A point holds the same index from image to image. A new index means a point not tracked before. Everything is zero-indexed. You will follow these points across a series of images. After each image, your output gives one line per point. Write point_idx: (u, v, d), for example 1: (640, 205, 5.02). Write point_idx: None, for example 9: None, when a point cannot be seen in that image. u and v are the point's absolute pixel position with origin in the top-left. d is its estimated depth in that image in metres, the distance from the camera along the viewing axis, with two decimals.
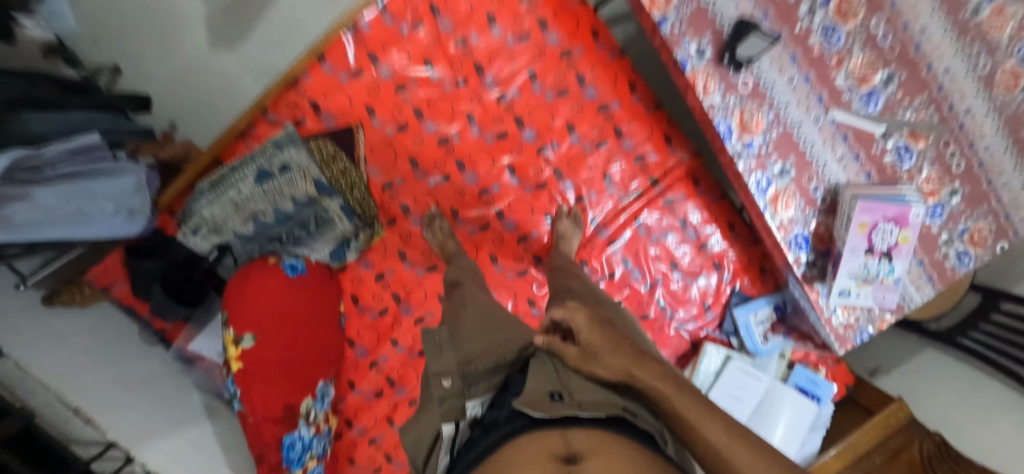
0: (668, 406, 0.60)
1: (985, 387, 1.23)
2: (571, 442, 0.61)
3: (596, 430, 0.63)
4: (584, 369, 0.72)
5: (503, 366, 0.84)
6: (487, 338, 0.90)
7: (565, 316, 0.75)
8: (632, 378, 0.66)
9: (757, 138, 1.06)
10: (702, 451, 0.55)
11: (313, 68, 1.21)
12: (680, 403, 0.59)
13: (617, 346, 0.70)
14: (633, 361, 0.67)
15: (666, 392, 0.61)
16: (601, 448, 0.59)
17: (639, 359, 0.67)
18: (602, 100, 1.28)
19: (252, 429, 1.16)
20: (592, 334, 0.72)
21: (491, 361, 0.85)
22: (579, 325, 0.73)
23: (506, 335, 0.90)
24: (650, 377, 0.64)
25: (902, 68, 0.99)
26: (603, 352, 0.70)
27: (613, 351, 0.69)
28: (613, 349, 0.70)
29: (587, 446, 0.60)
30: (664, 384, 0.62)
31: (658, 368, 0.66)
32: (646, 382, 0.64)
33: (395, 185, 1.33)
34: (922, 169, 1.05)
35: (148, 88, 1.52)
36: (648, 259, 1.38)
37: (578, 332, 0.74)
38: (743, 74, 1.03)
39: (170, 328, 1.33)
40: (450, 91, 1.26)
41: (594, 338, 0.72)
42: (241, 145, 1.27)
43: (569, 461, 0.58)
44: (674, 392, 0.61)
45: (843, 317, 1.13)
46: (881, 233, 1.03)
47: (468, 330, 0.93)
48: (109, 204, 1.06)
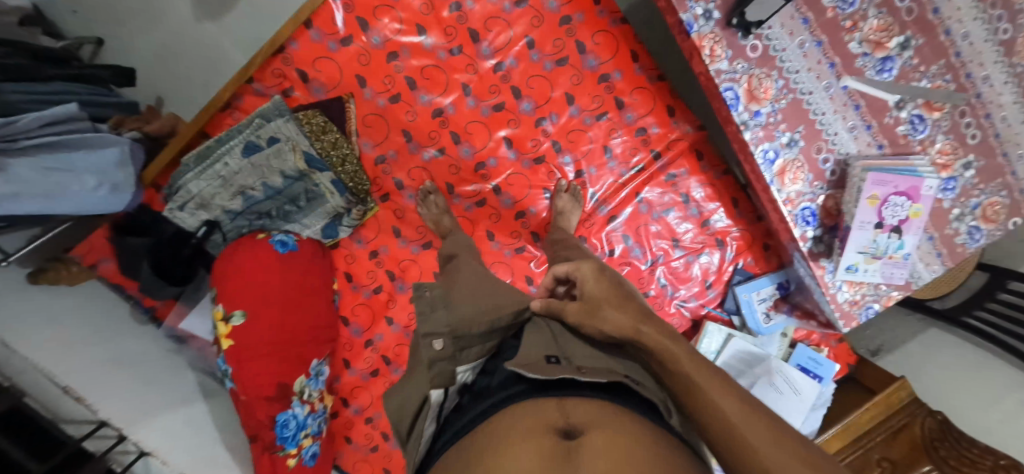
0: (677, 365, 0.60)
1: (990, 366, 1.21)
2: (571, 414, 0.59)
3: (594, 402, 0.61)
4: (587, 323, 0.72)
5: (496, 330, 0.80)
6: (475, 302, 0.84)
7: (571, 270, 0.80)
8: (638, 333, 0.66)
9: (765, 108, 1.02)
10: (712, 424, 0.54)
11: (299, 34, 1.15)
12: (689, 363, 0.59)
13: (620, 303, 0.71)
14: (641, 318, 0.67)
15: (675, 350, 0.61)
16: (601, 421, 0.57)
17: (646, 317, 0.67)
18: (603, 70, 1.22)
19: (244, 408, 1.14)
20: (598, 286, 0.76)
21: (481, 323, 0.79)
22: (587, 276, 0.78)
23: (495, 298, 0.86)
24: (658, 335, 0.64)
25: (919, 32, 0.94)
26: (608, 304, 0.71)
27: (618, 307, 0.70)
28: (619, 305, 0.71)
29: (586, 419, 0.58)
30: (674, 343, 0.62)
31: (665, 328, 0.66)
32: (653, 339, 0.64)
33: (388, 159, 1.29)
34: (936, 141, 1.01)
35: (132, 60, 1.47)
36: (649, 236, 1.35)
37: (584, 286, 0.77)
38: (753, 38, 0.97)
39: (161, 306, 1.32)
40: (445, 60, 1.21)
41: (598, 291, 0.74)
42: (227, 117, 1.21)
43: (568, 435, 0.55)
44: (685, 353, 0.61)
45: (849, 294, 1.09)
46: (892, 207, 0.99)
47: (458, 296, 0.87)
48: (92, 177, 1.00)
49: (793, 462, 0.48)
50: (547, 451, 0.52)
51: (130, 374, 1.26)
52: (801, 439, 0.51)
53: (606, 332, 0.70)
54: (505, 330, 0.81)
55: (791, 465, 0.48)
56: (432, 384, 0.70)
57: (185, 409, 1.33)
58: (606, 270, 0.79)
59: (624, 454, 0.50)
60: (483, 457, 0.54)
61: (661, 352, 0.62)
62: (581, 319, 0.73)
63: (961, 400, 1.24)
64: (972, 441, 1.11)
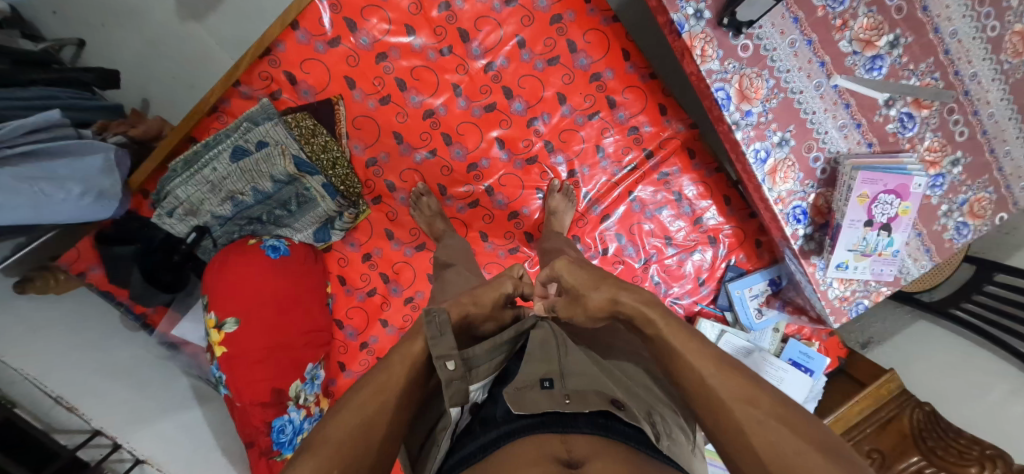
0: (653, 329, 0.67)
1: (977, 355, 1.24)
2: (573, 449, 0.59)
3: (596, 437, 0.61)
4: (576, 312, 0.79)
5: (502, 345, 0.75)
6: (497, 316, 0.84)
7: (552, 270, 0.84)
8: (616, 304, 0.73)
9: (756, 107, 1.02)
10: (693, 387, 0.60)
11: (286, 36, 1.14)
12: (664, 326, 0.66)
13: (596, 282, 0.76)
14: (617, 288, 0.73)
15: (652, 315, 0.68)
16: (605, 457, 0.56)
17: (622, 287, 0.73)
18: (595, 70, 1.21)
19: (240, 415, 1.13)
20: (574, 276, 0.80)
21: (487, 342, 0.73)
22: (561, 270, 0.83)
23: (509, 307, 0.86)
24: (634, 302, 0.71)
25: (908, 30, 0.95)
26: (586, 287, 0.77)
27: (594, 286, 0.76)
28: (595, 284, 0.76)
29: (590, 453, 0.58)
30: (648, 308, 0.69)
31: (643, 294, 0.72)
32: (630, 306, 0.71)
33: (380, 162, 1.28)
34: (925, 138, 1.01)
35: (113, 62, 1.43)
36: (641, 235, 1.36)
37: (564, 278, 0.82)
38: (743, 38, 0.97)
39: (151, 313, 1.26)
40: (435, 60, 1.20)
41: (577, 278, 0.80)
42: (214, 121, 1.19)
43: (571, 465, 0.55)
44: (660, 318, 0.67)
45: (839, 290, 1.10)
46: (881, 205, 1.00)
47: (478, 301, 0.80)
48: (77, 185, 0.98)
49: (767, 419, 0.54)
50: None
51: (121, 384, 1.24)
52: (781, 398, 0.56)
53: (590, 314, 0.76)
54: (510, 345, 0.78)
55: (760, 419, 0.54)
56: (451, 404, 0.68)
57: (181, 416, 1.33)
58: (582, 259, 0.83)
59: None
60: None
61: (640, 318, 0.69)
62: (570, 310, 0.80)
63: (948, 391, 1.26)
64: (959, 431, 1.13)
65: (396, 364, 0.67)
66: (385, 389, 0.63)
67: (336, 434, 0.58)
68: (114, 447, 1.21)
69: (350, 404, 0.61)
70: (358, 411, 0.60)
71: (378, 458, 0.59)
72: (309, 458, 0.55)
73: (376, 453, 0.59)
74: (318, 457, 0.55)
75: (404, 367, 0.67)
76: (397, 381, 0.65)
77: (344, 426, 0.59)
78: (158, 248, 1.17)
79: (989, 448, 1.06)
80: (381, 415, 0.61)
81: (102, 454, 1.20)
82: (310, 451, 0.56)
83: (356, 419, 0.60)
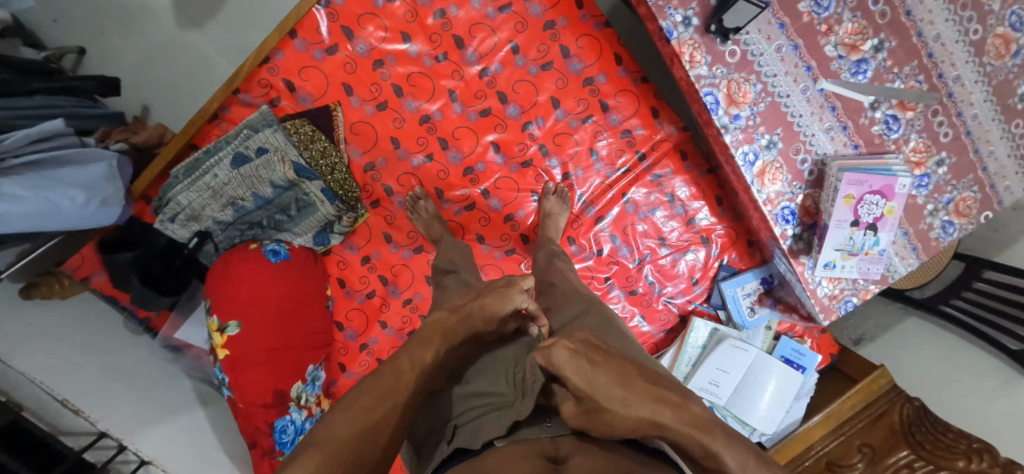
0: (717, 463, 0.57)
1: (966, 352, 1.26)
2: (561, 448, 0.62)
3: (583, 440, 0.64)
4: (593, 426, 0.61)
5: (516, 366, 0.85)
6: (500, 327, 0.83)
7: (551, 362, 0.62)
8: (658, 427, 0.58)
9: (744, 111, 1.04)
10: None
11: (284, 44, 1.16)
12: (731, 461, 0.56)
13: (627, 395, 0.59)
14: (655, 407, 0.58)
15: (710, 447, 0.57)
16: (588, 453, 0.60)
17: (663, 403, 0.59)
18: (588, 74, 1.24)
19: (241, 414, 1.15)
20: (585, 381, 0.60)
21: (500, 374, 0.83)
22: (565, 366, 0.61)
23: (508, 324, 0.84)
24: (685, 427, 0.58)
25: (892, 35, 0.97)
26: (613, 400, 0.59)
27: (624, 404, 0.59)
28: (621, 401, 0.59)
29: (575, 451, 0.60)
30: (704, 434, 0.57)
31: (686, 410, 0.59)
32: (682, 434, 0.57)
33: (377, 167, 1.29)
34: (910, 139, 1.04)
35: (113, 69, 1.45)
36: (636, 236, 1.38)
37: (569, 379, 0.61)
38: (731, 44, 0.99)
39: (155, 318, 1.28)
40: (431, 67, 1.22)
41: (591, 381, 0.60)
42: (215, 128, 1.21)
43: (556, 461, 0.58)
44: (723, 445, 0.57)
45: (828, 289, 1.12)
46: (867, 206, 1.03)
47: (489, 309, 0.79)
48: (81, 192, 0.99)
49: None
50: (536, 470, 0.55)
51: (126, 387, 1.26)
52: None
53: (616, 435, 0.60)
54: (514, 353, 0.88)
55: None
56: None
57: (185, 417, 1.35)
58: (583, 347, 0.63)
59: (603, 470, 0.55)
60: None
61: (692, 448, 0.58)
62: (585, 423, 0.61)
63: (936, 386, 1.28)
64: (947, 425, 1.16)
65: (406, 368, 0.68)
66: (393, 394, 0.65)
67: (342, 431, 0.59)
68: (120, 449, 1.26)
69: (359, 404, 0.62)
70: (364, 415, 0.61)
71: (380, 458, 0.61)
72: (315, 453, 0.56)
73: (378, 456, 0.61)
74: (324, 451, 0.56)
75: (414, 373, 0.68)
76: (405, 386, 0.66)
77: (349, 426, 0.60)
78: (161, 253, 1.19)
79: (976, 442, 1.09)
80: (387, 420, 0.63)
81: (108, 455, 1.26)
82: (316, 445, 0.57)
83: (364, 421, 0.61)
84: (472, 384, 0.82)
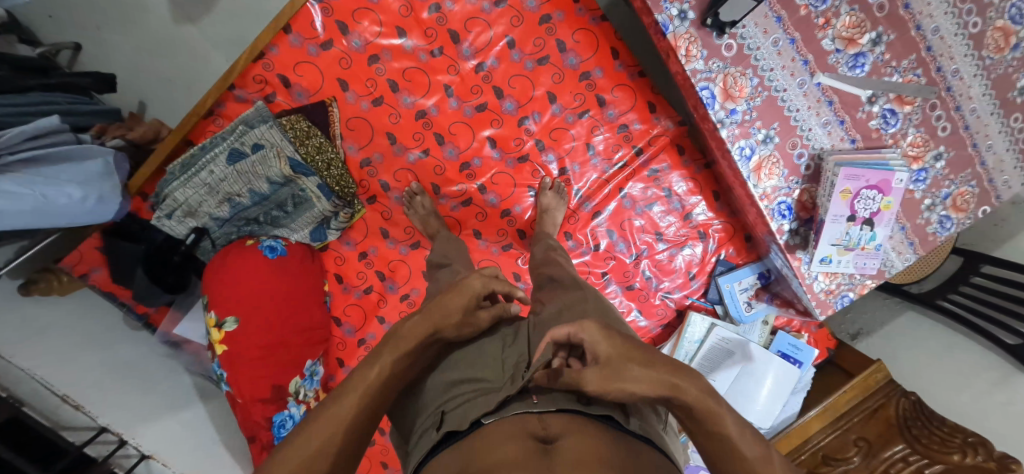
0: (722, 428, 0.60)
1: (962, 346, 1.26)
2: (550, 425, 0.61)
3: (571, 416, 0.63)
4: (613, 390, 0.61)
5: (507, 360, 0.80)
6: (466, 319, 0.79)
7: (575, 332, 0.67)
8: (674, 390, 0.61)
9: (741, 106, 1.04)
10: None
11: (278, 39, 1.15)
12: (733, 426, 0.60)
13: (647, 359, 0.64)
14: (672, 371, 0.62)
15: (718, 410, 0.60)
16: (577, 432, 0.59)
17: (679, 370, 0.63)
18: (584, 69, 1.23)
19: (241, 409, 1.17)
20: (612, 346, 0.65)
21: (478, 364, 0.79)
22: (595, 336, 0.66)
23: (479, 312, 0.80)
24: (697, 390, 0.61)
25: (890, 28, 0.96)
26: (636, 359, 0.63)
27: (646, 364, 0.63)
28: (643, 362, 0.63)
29: (565, 430, 0.60)
30: (714, 401, 0.61)
31: (698, 378, 0.64)
32: (694, 397, 0.61)
33: (373, 162, 1.29)
34: (908, 134, 1.03)
35: (109, 65, 1.45)
36: (633, 231, 1.38)
37: (595, 346, 0.66)
38: (727, 37, 0.99)
39: (154, 312, 1.31)
40: (426, 62, 1.21)
41: (614, 349, 0.65)
42: (211, 124, 1.21)
43: (545, 440, 0.58)
44: (728, 413, 0.61)
45: (824, 283, 1.12)
46: (864, 200, 1.02)
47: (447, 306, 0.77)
48: (77, 188, 0.99)
49: None
50: (526, 451, 0.54)
51: (127, 382, 1.27)
52: None
53: (634, 395, 0.62)
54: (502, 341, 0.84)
55: None
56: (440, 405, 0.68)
57: (185, 412, 1.36)
58: (610, 324, 0.69)
59: (595, 452, 0.54)
60: (472, 464, 0.56)
61: (703, 412, 0.60)
62: (606, 386, 0.61)
63: (931, 380, 1.28)
64: (943, 419, 1.16)
65: (348, 390, 0.67)
66: (332, 422, 0.64)
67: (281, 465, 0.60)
68: (120, 443, 1.24)
69: (299, 435, 0.63)
70: (304, 446, 0.61)
71: None
72: None
73: None
74: None
75: (356, 395, 0.67)
76: (346, 410, 0.65)
77: (287, 461, 0.60)
78: (158, 250, 1.19)
79: (971, 436, 1.09)
80: (325, 450, 0.62)
81: (108, 450, 1.24)
82: None
83: (301, 454, 0.61)
84: (454, 372, 0.79)
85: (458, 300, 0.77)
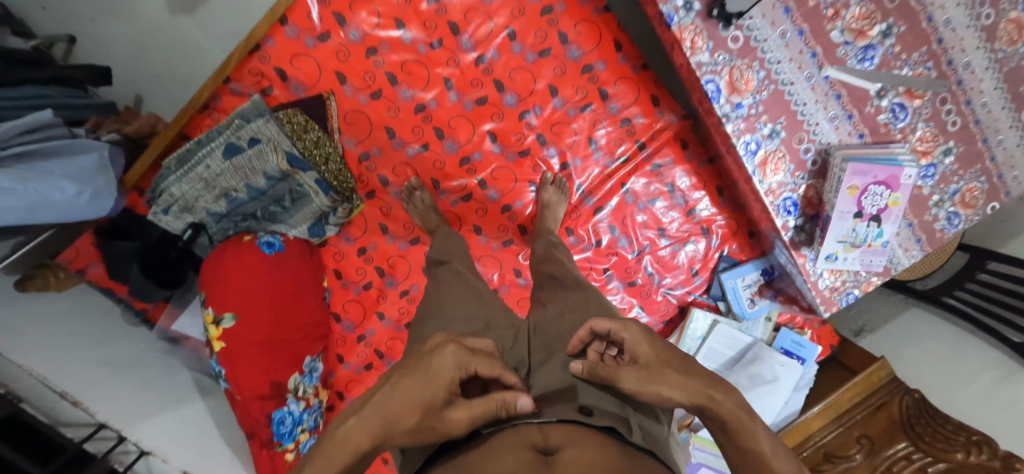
0: (756, 444, 0.58)
1: (967, 344, 1.25)
2: (550, 437, 0.60)
3: (571, 427, 0.62)
4: (645, 390, 0.62)
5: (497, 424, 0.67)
6: (433, 414, 0.59)
7: (617, 329, 0.68)
8: (709, 401, 0.60)
9: (747, 99, 1.01)
10: None
11: (275, 31, 1.13)
12: (766, 444, 0.58)
13: (683, 368, 0.64)
14: (707, 383, 0.62)
15: (753, 425, 0.59)
16: (578, 443, 0.58)
17: (714, 383, 0.62)
18: (587, 61, 1.20)
19: (239, 407, 1.16)
20: (652, 350, 0.66)
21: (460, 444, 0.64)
22: (637, 338, 0.67)
23: (454, 410, 0.60)
24: (731, 404, 0.60)
25: (901, 19, 0.94)
26: (673, 366, 0.64)
27: (683, 372, 0.63)
28: (680, 369, 0.63)
29: (565, 441, 0.58)
30: (748, 416, 0.59)
31: (731, 393, 0.62)
32: (728, 410, 0.59)
33: (372, 156, 1.28)
34: (917, 128, 1.01)
35: (104, 58, 1.42)
36: (635, 226, 1.36)
37: (635, 346, 0.66)
38: (733, 29, 0.96)
39: (152, 308, 1.31)
40: (425, 54, 1.19)
41: (653, 353, 0.65)
42: (207, 118, 1.19)
43: (546, 453, 0.56)
44: (762, 430, 0.59)
45: (829, 281, 1.11)
46: (871, 196, 1.00)
47: (404, 395, 0.59)
48: (72, 183, 0.97)
49: None
50: (526, 462, 0.53)
51: (126, 378, 1.26)
52: None
53: (665, 399, 0.61)
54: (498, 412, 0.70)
55: None
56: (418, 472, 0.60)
57: (185, 408, 1.36)
58: (651, 329, 0.69)
59: (597, 462, 0.53)
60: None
61: (735, 424, 0.59)
62: (639, 385, 0.62)
63: (936, 377, 1.27)
64: (946, 417, 1.15)
65: None
66: None
67: None
68: (119, 440, 1.20)
69: None
70: None
71: None
72: None
73: None
74: None
75: None
76: None
77: None
78: (155, 245, 1.18)
79: (975, 435, 1.08)
80: None
81: (108, 446, 1.20)
82: None
83: None
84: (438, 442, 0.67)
85: (422, 392, 0.60)
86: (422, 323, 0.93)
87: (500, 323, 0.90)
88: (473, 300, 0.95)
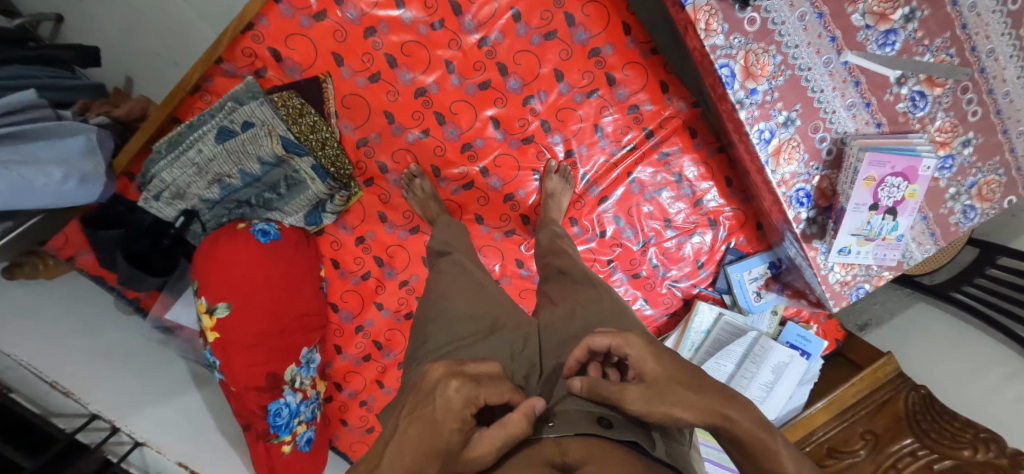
0: (779, 466, 0.56)
1: (976, 340, 1.24)
2: (569, 453, 0.58)
3: (591, 441, 0.60)
4: (653, 410, 0.58)
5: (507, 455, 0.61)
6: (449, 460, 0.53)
7: (617, 345, 0.65)
8: (724, 420, 0.57)
9: (762, 85, 0.97)
10: None
11: (268, 9, 1.08)
12: (789, 464, 0.56)
13: (694, 384, 0.60)
14: (721, 400, 0.58)
15: (774, 446, 0.56)
16: (599, 459, 0.56)
17: (729, 398, 0.59)
18: (594, 45, 1.16)
19: (236, 400, 1.14)
20: (659, 365, 0.62)
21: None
22: (639, 352, 0.63)
23: (472, 449, 0.55)
24: (749, 422, 0.57)
25: (925, 3, 0.89)
26: (683, 383, 0.60)
27: (694, 390, 0.59)
28: (692, 386, 0.60)
29: (586, 457, 0.57)
30: (768, 435, 0.57)
31: (749, 409, 0.59)
32: (746, 430, 0.57)
33: (370, 142, 1.23)
34: (936, 118, 0.97)
35: (93, 37, 1.37)
36: (640, 217, 1.33)
37: (639, 362, 0.63)
38: (750, 11, 0.92)
39: (144, 297, 1.28)
40: (426, 35, 1.14)
41: (658, 369, 0.62)
42: (198, 101, 1.15)
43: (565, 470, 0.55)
44: (783, 449, 0.57)
45: (840, 275, 1.08)
46: (888, 188, 0.97)
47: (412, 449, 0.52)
48: (58, 168, 0.93)
49: None
50: None
51: (120, 368, 1.24)
52: None
53: (676, 419, 0.58)
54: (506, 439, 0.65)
55: None
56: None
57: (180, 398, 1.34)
58: (655, 341, 0.66)
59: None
60: None
61: (755, 445, 0.56)
62: (648, 406, 0.59)
63: (942, 373, 1.25)
64: (953, 414, 1.14)
65: None
66: None
67: None
68: (112, 430, 1.22)
69: None
70: None
71: None
72: None
73: None
74: None
75: None
76: None
77: None
78: (146, 232, 1.15)
79: (983, 432, 1.07)
80: None
81: (101, 436, 1.22)
82: None
83: None
84: None
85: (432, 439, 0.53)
86: (424, 316, 0.90)
87: (505, 320, 0.88)
88: (476, 293, 0.92)
